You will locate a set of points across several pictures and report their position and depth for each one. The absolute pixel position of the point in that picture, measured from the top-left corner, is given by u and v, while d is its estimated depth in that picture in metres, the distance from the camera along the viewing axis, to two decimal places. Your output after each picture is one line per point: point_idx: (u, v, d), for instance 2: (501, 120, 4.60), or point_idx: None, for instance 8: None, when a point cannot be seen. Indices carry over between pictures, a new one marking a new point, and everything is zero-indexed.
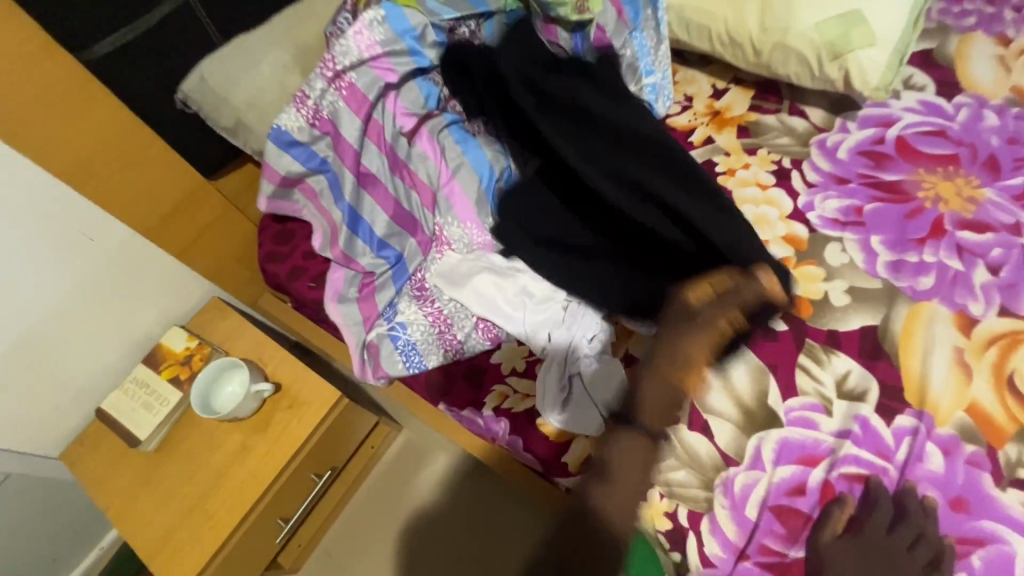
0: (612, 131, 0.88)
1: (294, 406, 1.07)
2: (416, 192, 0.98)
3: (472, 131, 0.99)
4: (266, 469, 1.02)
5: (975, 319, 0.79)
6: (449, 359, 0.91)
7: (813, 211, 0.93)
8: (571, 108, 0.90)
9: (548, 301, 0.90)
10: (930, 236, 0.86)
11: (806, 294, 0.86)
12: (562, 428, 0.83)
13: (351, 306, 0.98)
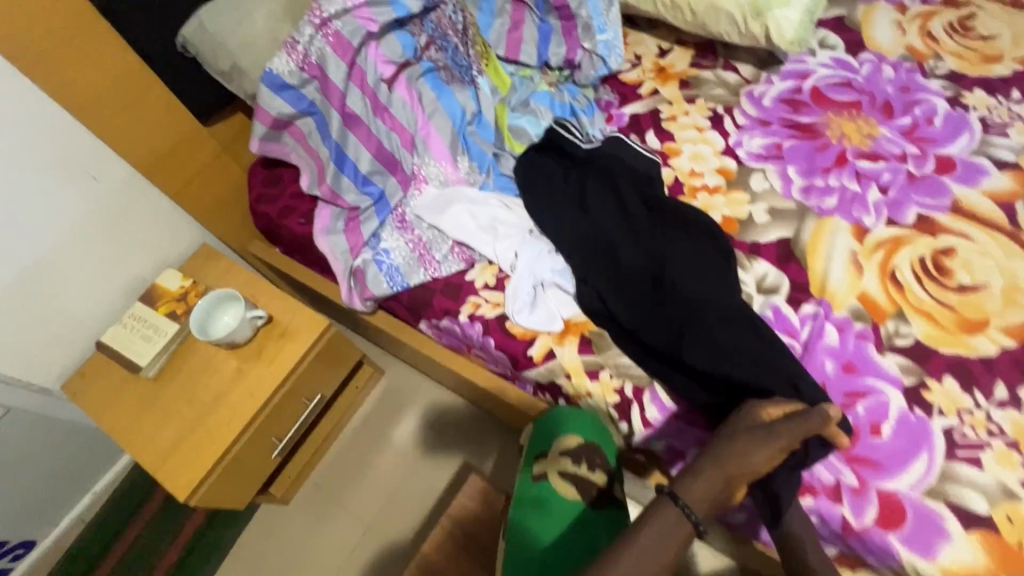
0: (639, 223, 0.94)
1: (285, 334, 1.17)
2: (395, 134, 1.09)
3: (445, 79, 1.11)
4: (261, 389, 1.11)
5: (868, 229, 0.95)
6: (428, 278, 1.02)
7: (742, 147, 1.08)
8: (595, 219, 0.96)
9: (515, 226, 1.02)
10: (834, 166, 1.02)
11: (734, 214, 1.01)
12: (526, 327, 0.93)
13: (338, 236, 1.10)
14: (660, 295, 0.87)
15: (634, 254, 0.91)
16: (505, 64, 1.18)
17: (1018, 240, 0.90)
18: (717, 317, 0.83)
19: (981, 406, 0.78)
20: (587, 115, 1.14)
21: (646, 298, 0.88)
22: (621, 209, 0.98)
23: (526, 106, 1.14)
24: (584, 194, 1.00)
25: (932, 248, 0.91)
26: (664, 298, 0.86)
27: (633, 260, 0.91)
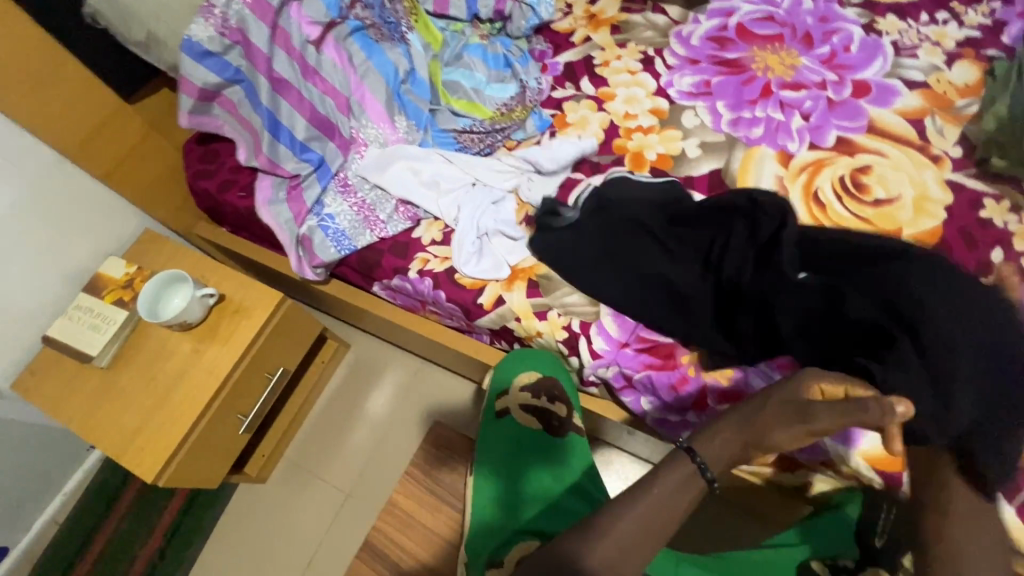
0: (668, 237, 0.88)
1: (240, 311, 1.16)
2: (329, 98, 1.08)
3: (375, 37, 1.10)
4: (221, 366, 1.11)
5: (791, 155, 1.00)
6: (375, 239, 1.03)
7: (673, 87, 1.11)
8: (627, 250, 0.89)
9: (457, 179, 1.03)
10: (760, 98, 1.06)
11: (667, 151, 1.04)
12: (475, 277, 0.95)
13: (280, 206, 1.08)
14: (737, 307, 0.81)
15: (687, 275, 0.85)
16: (435, 19, 1.18)
17: (926, 153, 0.96)
18: (816, 314, 0.76)
19: None
20: (522, 66, 1.15)
21: (724, 313, 0.82)
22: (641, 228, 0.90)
23: (460, 60, 1.14)
24: (608, 221, 0.92)
25: (850, 167, 0.96)
26: (743, 314, 0.80)
27: (686, 277, 0.85)
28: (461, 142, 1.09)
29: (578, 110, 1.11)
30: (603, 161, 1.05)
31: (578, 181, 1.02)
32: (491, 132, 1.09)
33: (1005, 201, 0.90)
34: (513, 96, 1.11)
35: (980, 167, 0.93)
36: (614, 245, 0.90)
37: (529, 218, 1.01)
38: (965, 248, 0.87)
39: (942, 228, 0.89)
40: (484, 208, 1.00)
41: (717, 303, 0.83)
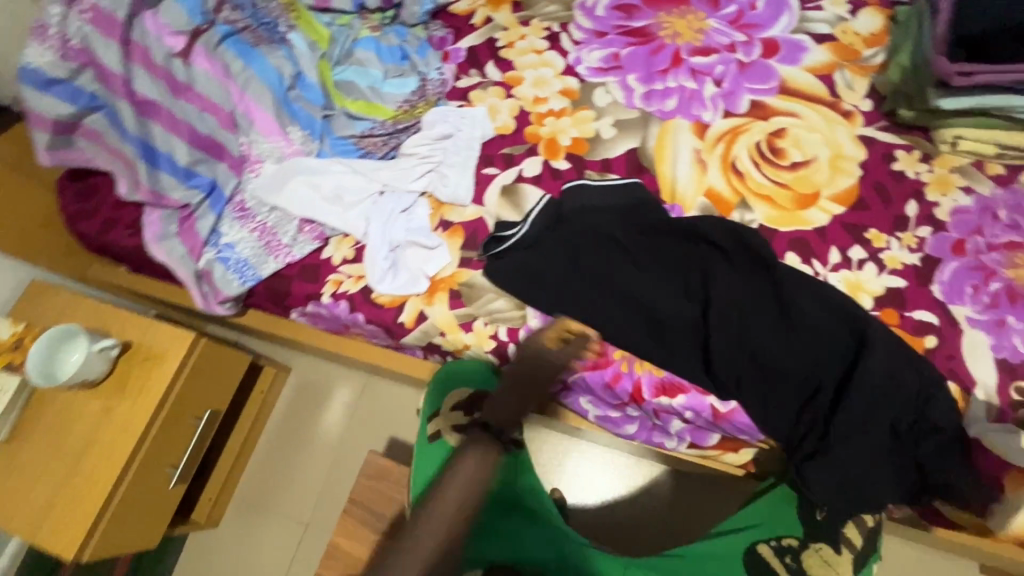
0: (652, 263, 0.82)
1: (149, 357, 1.07)
2: (208, 114, 0.97)
3: (251, 41, 0.99)
4: (136, 421, 1.02)
5: (707, 125, 0.96)
6: (282, 264, 0.95)
7: (582, 64, 1.05)
8: (608, 294, 0.82)
9: (361, 190, 0.95)
10: (671, 67, 1.01)
11: (582, 135, 0.99)
12: (393, 294, 0.89)
13: (172, 241, 0.98)
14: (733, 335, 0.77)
15: (684, 309, 0.80)
16: (318, 14, 1.08)
17: (837, 110, 0.94)
18: (818, 324, 0.75)
19: (819, 274, 0.83)
20: (421, 57, 1.06)
21: (724, 343, 0.78)
22: (623, 257, 0.83)
23: (351, 56, 1.05)
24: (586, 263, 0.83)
25: (765, 132, 0.94)
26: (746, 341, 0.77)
27: (671, 315, 0.80)
28: (362, 147, 1.01)
29: (485, 99, 1.04)
30: (516, 152, 0.98)
31: (492, 177, 0.96)
32: (394, 133, 1.01)
33: (916, 150, 0.89)
34: (413, 91, 1.03)
35: (890, 118, 0.92)
36: (604, 285, 0.82)
37: (445, 222, 0.94)
38: (881, 204, 0.86)
39: (858, 186, 0.88)
40: (394, 218, 0.93)
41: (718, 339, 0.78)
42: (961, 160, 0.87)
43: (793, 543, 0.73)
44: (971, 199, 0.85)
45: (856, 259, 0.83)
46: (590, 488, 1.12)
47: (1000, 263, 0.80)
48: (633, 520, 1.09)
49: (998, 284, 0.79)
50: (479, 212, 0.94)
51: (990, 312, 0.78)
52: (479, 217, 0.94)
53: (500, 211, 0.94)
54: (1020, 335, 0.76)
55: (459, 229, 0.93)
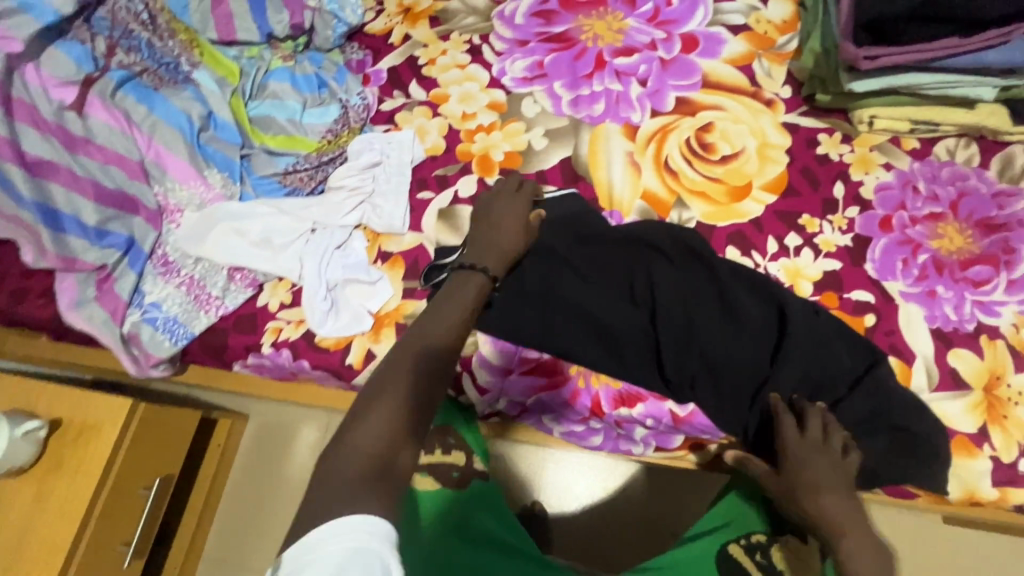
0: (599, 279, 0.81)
1: (84, 432, 0.99)
2: (114, 167, 0.91)
3: (152, 84, 0.93)
4: (76, 503, 0.94)
5: (636, 126, 0.96)
6: (215, 318, 0.89)
7: (506, 75, 1.03)
8: (561, 314, 0.80)
9: (290, 231, 0.91)
10: (595, 70, 1.01)
11: (514, 148, 0.97)
12: (337, 336, 0.86)
13: (91, 306, 0.90)
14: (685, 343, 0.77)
15: (636, 322, 0.79)
16: (224, 48, 1.02)
17: (759, 99, 0.95)
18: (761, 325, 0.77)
19: (759, 265, 0.84)
20: (340, 83, 1.02)
21: (678, 352, 0.77)
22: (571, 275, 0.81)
23: (265, 89, 1.00)
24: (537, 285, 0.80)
25: (693, 127, 0.94)
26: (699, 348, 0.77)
27: (624, 329, 0.79)
28: (287, 185, 0.96)
29: (412, 120, 1.00)
30: (450, 172, 0.95)
31: (428, 201, 0.93)
32: (320, 165, 0.96)
33: (837, 133, 0.91)
34: (336, 119, 0.99)
35: (809, 103, 0.94)
36: (555, 303, 0.80)
37: (383, 253, 0.91)
38: (810, 189, 0.88)
39: (787, 173, 0.89)
40: (329, 255, 0.89)
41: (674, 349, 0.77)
42: (879, 138, 0.90)
43: (761, 539, 0.74)
44: (892, 175, 0.87)
45: (793, 246, 0.85)
46: (568, 493, 1.11)
47: (925, 234, 0.83)
48: (610, 522, 1.08)
49: (926, 255, 0.82)
50: (418, 239, 0.91)
51: (921, 284, 0.80)
52: (418, 244, 0.91)
53: (439, 235, 0.91)
54: (950, 303, 0.79)
55: (398, 259, 0.90)
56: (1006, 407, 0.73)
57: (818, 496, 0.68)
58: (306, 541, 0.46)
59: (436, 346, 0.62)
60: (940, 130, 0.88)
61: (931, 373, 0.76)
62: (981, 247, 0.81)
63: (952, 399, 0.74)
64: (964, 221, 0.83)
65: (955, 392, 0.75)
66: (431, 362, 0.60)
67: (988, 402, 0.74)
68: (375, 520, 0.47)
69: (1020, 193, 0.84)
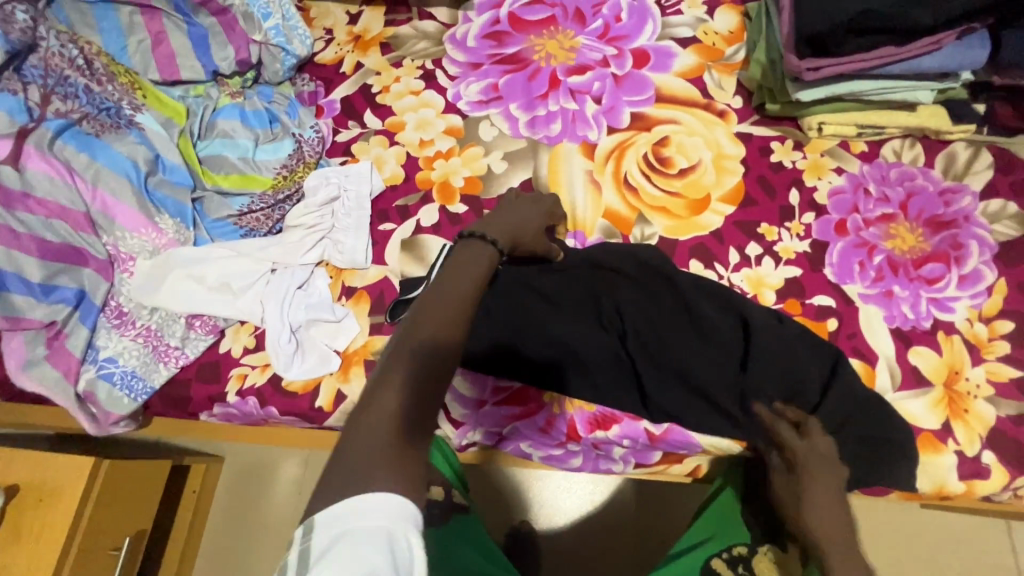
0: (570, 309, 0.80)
1: (45, 496, 0.94)
2: (57, 219, 0.87)
3: (93, 131, 0.90)
4: (40, 573, 0.90)
5: (594, 144, 0.96)
6: (175, 369, 0.86)
7: (462, 99, 1.02)
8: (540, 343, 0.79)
9: (250, 273, 0.88)
10: (550, 90, 1.01)
11: (474, 173, 0.96)
12: (305, 378, 0.84)
13: (42, 367, 0.85)
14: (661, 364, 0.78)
15: (613, 347, 0.79)
16: (168, 88, 0.99)
17: (712, 111, 0.97)
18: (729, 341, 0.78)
19: (722, 276, 0.85)
20: (292, 117, 1.00)
21: (654, 373, 0.78)
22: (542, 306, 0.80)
23: (213, 128, 0.98)
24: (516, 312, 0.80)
25: (650, 143, 0.95)
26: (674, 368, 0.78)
27: (601, 353, 0.79)
28: (244, 225, 0.94)
29: (369, 150, 0.99)
30: (411, 202, 0.94)
31: (391, 233, 0.92)
32: (276, 204, 0.94)
33: (788, 140, 0.93)
34: (289, 154, 0.96)
35: (760, 112, 0.96)
36: (533, 333, 0.79)
37: (347, 290, 0.89)
38: (767, 197, 0.90)
39: (743, 183, 0.91)
40: (291, 295, 0.87)
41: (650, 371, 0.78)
42: (829, 143, 0.92)
43: (743, 551, 0.74)
44: (844, 179, 0.89)
45: (754, 255, 0.86)
46: (555, 508, 1.09)
47: (879, 236, 0.85)
48: (597, 535, 1.08)
49: (881, 256, 0.84)
50: (382, 272, 0.90)
51: (878, 285, 0.82)
52: (382, 278, 0.89)
53: (404, 267, 0.90)
54: (907, 302, 0.81)
55: (363, 294, 0.88)
56: (966, 401, 0.75)
57: (813, 510, 0.64)
58: (336, 511, 0.41)
59: (448, 321, 0.53)
60: (885, 133, 0.91)
61: (893, 373, 0.77)
62: (933, 245, 0.84)
63: (914, 397, 0.76)
64: (915, 220, 0.86)
65: (918, 390, 0.76)
66: (440, 341, 0.51)
67: (948, 397, 0.76)
68: (401, 498, 0.42)
69: (964, 189, 0.87)
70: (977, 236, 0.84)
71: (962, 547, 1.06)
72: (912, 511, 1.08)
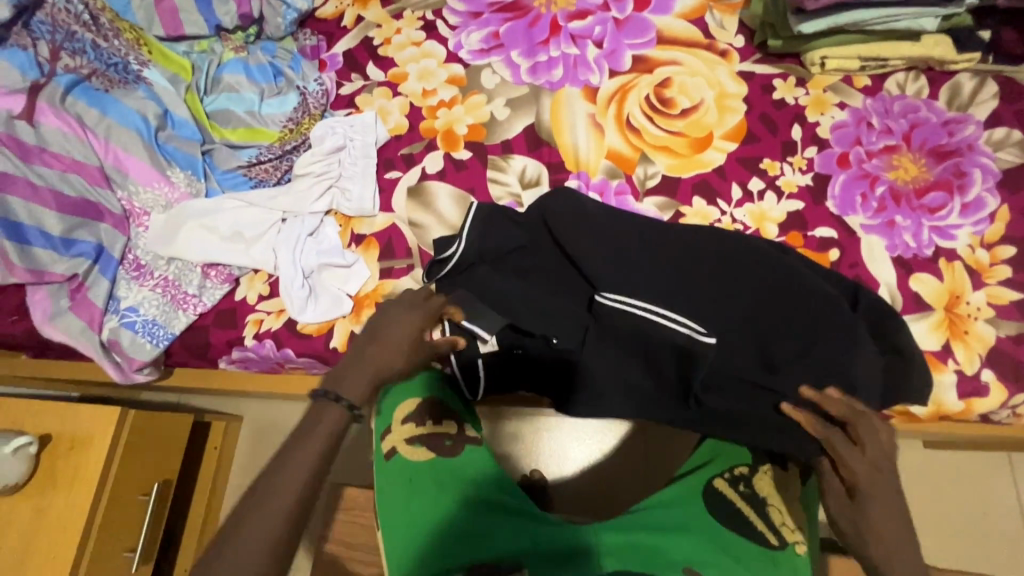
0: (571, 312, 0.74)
1: (75, 444, 0.99)
2: (74, 174, 0.89)
3: (102, 87, 0.92)
4: (74, 516, 0.94)
5: (596, 88, 0.96)
6: (194, 317, 0.89)
7: (463, 49, 1.02)
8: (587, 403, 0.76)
9: (262, 222, 0.91)
10: (551, 36, 1.01)
11: (477, 121, 0.97)
12: (319, 321, 0.86)
13: (66, 317, 0.89)
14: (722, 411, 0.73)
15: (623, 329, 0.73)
16: (172, 44, 1.01)
17: (714, 51, 0.96)
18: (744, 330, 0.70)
19: (725, 212, 0.86)
20: (296, 70, 1.01)
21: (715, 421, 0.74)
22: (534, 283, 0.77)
23: (219, 82, 0.99)
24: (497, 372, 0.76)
25: (652, 85, 0.95)
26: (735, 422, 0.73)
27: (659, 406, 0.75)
28: (253, 176, 0.96)
29: (373, 102, 1.00)
30: (415, 150, 0.95)
31: (397, 180, 0.93)
32: (284, 155, 0.96)
33: (791, 77, 0.93)
34: (295, 107, 0.98)
35: (762, 50, 0.96)
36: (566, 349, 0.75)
37: (356, 237, 0.91)
38: (769, 134, 0.90)
39: (745, 120, 0.91)
40: (302, 242, 0.90)
41: (706, 422, 0.75)
42: (832, 79, 0.92)
43: (744, 470, 0.78)
44: (847, 113, 0.89)
45: (756, 190, 0.87)
46: (565, 457, 1.12)
47: (881, 168, 0.85)
48: (609, 479, 1.10)
49: (883, 187, 0.84)
50: (390, 219, 0.91)
51: (880, 216, 0.83)
52: (390, 224, 0.91)
53: (411, 213, 0.91)
54: (909, 231, 0.82)
55: (372, 241, 0.90)
56: (966, 324, 0.77)
57: (884, 519, 0.59)
58: None
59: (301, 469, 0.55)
60: (889, 65, 0.90)
61: (894, 298, 0.79)
62: (935, 174, 0.84)
63: (915, 319, 0.77)
64: (918, 151, 0.86)
65: (918, 313, 0.78)
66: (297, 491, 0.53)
67: (948, 320, 0.77)
68: None
69: (969, 119, 0.87)
70: (981, 164, 0.84)
71: (964, 482, 1.08)
72: (915, 449, 1.10)
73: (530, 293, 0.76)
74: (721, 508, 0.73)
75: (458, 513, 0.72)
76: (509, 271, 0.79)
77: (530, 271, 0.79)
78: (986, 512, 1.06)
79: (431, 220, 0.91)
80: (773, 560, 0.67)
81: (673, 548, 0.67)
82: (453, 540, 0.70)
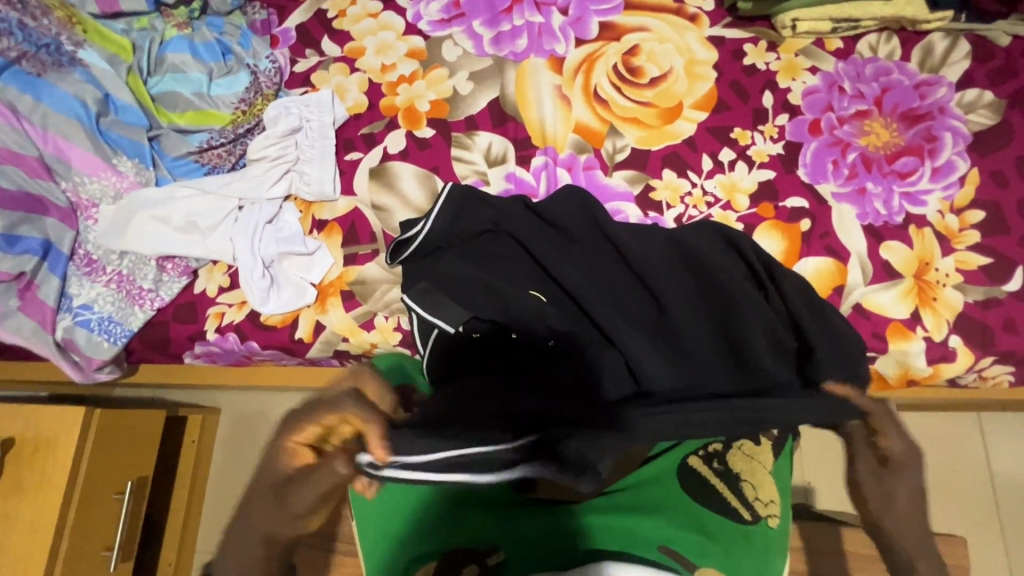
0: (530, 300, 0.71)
1: (42, 448, 0.96)
2: (11, 166, 0.83)
3: (34, 70, 0.86)
4: (46, 519, 0.92)
5: (562, 57, 0.92)
6: (152, 312, 0.86)
7: (422, 19, 0.97)
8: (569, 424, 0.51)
9: (216, 211, 0.87)
10: (514, 3, 0.96)
11: (439, 96, 0.93)
12: (283, 312, 0.84)
13: (17, 318, 0.84)
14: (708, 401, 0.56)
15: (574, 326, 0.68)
16: (109, 22, 0.94)
17: (683, 15, 0.93)
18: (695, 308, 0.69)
19: (696, 184, 0.84)
20: (246, 47, 0.95)
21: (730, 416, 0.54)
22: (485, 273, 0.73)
23: (163, 62, 0.94)
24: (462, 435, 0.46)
25: (620, 52, 0.91)
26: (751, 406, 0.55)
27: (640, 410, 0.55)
28: (206, 162, 0.91)
29: (330, 79, 0.95)
30: (376, 129, 0.91)
31: (359, 162, 0.90)
32: (237, 138, 0.92)
33: (762, 41, 0.90)
34: (246, 86, 0.93)
35: (733, 13, 0.92)
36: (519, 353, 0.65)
37: (318, 223, 0.88)
38: (741, 101, 0.87)
39: (716, 88, 0.88)
40: (261, 230, 0.86)
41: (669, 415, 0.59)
42: (803, 42, 0.89)
43: (717, 448, 0.77)
44: (819, 78, 0.87)
45: (727, 161, 0.85)
46: None
47: (853, 134, 0.84)
48: None
49: (855, 154, 0.83)
50: (352, 203, 0.88)
51: (851, 183, 0.81)
52: (353, 209, 0.88)
53: (373, 195, 0.88)
54: (880, 199, 0.80)
55: (335, 226, 0.87)
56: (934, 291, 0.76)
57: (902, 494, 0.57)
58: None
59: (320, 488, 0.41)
60: (861, 26, 0.87)
61: (863, 267, 0.78)
62: (907, 139, 0.83)
63: (882, 287, 0.77)
64: (889, 116, 0.84)
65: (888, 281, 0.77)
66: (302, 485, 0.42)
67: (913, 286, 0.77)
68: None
69: (941, 81, 0.85)
70: (952, 127, 0.82)
71: (936, 444, 1.10)
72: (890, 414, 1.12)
73: (492, 282, 0.72)
74: (696, 486, 0.73)
75: (424, 508, 0.70)
76: (472, 259, 0.75)
77: (496, 260, 0.75)
78: (956, 470, 1.09)
79: (393, 202, 0.88)
80: (746, 534, 0.69)
81: (653, 529, 0.66)
82: (429, 519, 0.70)
